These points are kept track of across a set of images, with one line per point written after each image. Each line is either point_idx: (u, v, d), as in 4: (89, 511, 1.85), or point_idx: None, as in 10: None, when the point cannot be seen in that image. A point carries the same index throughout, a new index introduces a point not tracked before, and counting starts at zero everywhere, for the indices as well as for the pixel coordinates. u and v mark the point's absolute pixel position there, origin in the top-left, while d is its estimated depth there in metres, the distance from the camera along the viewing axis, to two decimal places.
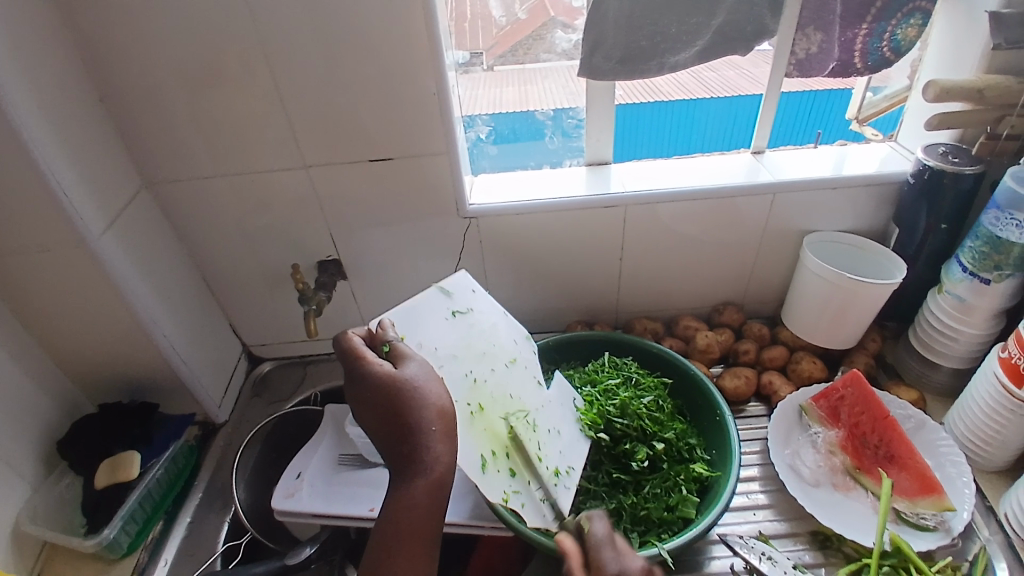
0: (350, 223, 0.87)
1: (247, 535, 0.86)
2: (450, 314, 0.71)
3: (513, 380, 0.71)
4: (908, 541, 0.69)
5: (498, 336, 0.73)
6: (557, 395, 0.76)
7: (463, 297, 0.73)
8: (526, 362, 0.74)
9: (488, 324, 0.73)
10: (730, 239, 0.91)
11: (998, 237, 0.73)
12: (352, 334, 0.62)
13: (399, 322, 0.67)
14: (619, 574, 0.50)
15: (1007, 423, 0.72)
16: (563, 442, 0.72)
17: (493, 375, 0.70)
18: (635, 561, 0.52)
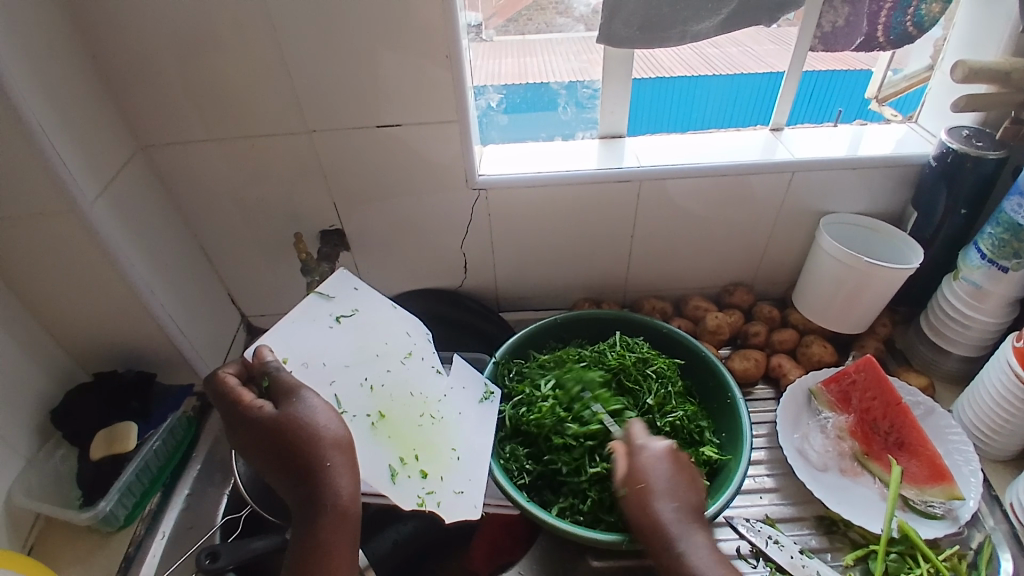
0: (354, 192, 0.84)
1: (247, 508, 0.83)
2: (335, 321, 0.71)
3: (411, 375, 0.72)
4: (916, 528, 0.69)
5: (387, 332, 0.73)
6: (458, 378, 0.76)
7: (347, 299, 0.73)
8: (423, 349, 0.74)
9: (375, 320, 0.73)
10: (744, 219, 0.89)
11: (1019, 224, 0.72)
12: (225, 376, 0.63)
13: (281, 349, 0.66)
14: (646, 462, 0.64)
15: (1018, 412, 0.72)
16: (469, 428, 0.72)
17: (390, 374, 0.70)
18: (663, 446, 0.65)
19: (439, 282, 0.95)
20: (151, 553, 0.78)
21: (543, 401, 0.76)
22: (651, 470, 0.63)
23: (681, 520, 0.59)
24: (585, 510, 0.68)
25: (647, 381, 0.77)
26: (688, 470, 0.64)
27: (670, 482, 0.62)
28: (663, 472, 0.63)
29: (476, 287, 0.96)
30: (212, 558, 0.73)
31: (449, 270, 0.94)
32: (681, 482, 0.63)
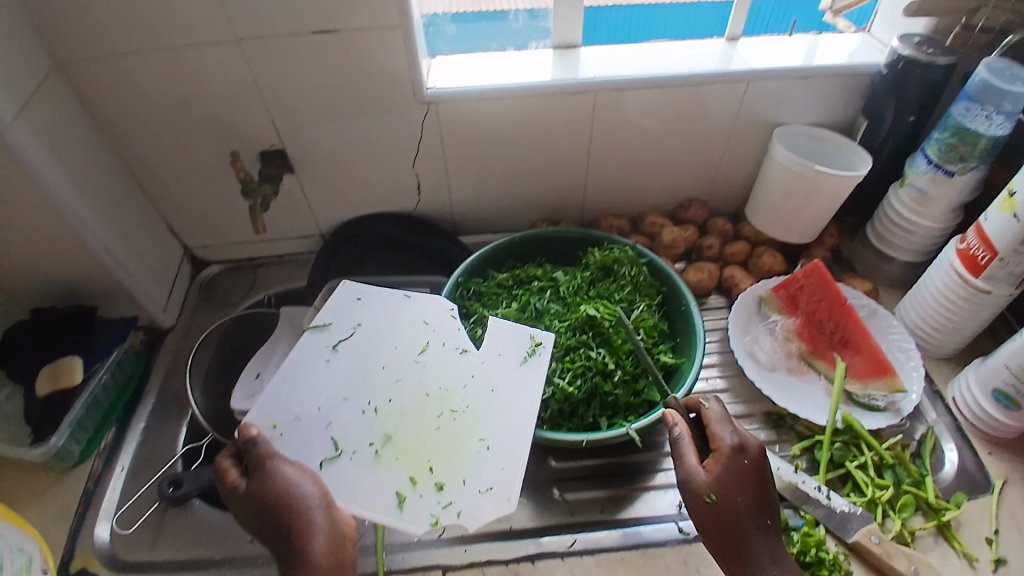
0: (295, 109, 0.79)
1: (207, 436, 0.82)
2: (332, 350, 0.70)
3: (428, 369, 0.69)
4: (860, 419, 0.72)
5: (394, 336, 0.72)
6: (492, 348, 0.71)
7: (349, 312, 0.73)
8: (437, 336, 0.72)
9: (378, 329, 0.72)
10: (702, 131, 0.87)
11: (967, 128, 0.72)
12: (221, 463, 0.59)
13: (268, 413, 0.64)
14: (736, 470, 0.58)
15: (959, 309, 0.75)
16: (503, 401, 0.67)
17: (396, 386, 0.68)
18: (750, 445, 0.60)
19: (390, 206, 0.92)
20: (111, 486, 0.75)
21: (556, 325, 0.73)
22: (741, 481, 0.58)
23: (763, 541, 0.57)
24: (544, 417, 0.69)
25: (630, 297, 0.77)
26: (767, 485, 0.59)
27: (760, 494, 0.58)
28: (754, 485, 0.58)
29: (429, 210, 0.93)
30: (174, 485, 0.74)
31: (399, 194, 0.90)
32: (766, 490, 0.59)
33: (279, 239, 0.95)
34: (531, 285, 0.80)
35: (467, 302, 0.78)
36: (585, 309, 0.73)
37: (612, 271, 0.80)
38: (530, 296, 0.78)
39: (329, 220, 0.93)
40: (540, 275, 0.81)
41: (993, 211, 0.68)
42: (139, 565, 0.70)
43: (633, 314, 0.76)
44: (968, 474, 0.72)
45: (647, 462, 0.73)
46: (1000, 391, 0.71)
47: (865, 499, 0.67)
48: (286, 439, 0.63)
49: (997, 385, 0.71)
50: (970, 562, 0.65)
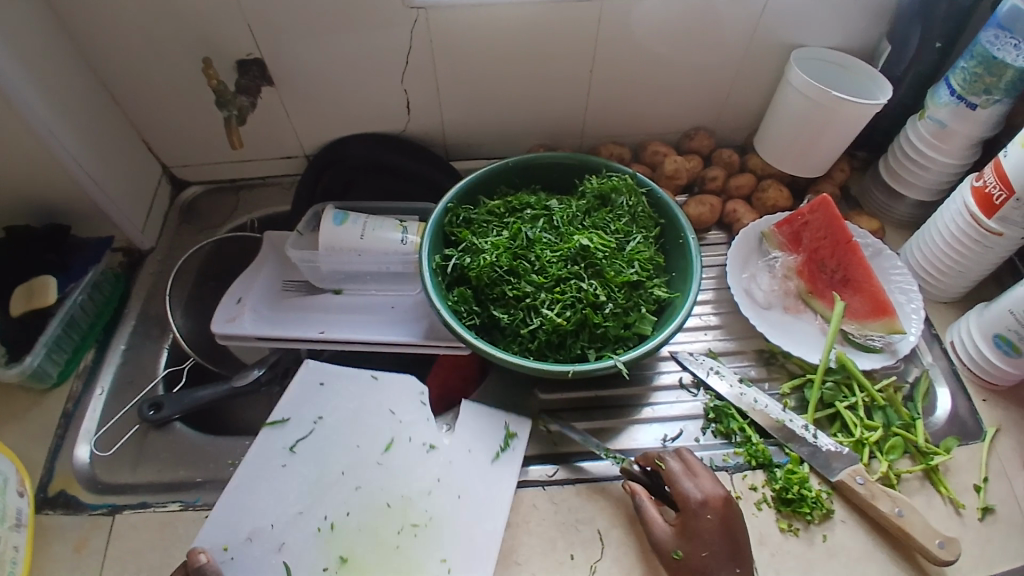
0: (271, 16, 0.71)
1: (190, 360, 0.82)
2: (289, 453, 0.66)
3: (388, 474, 0.65)
4: (853, 359, 0.71)
5: (356, 432, 0.67)
6: (471, 436, 0.68)
7: (309, 407, 0.69)
8: (403, 430, 0.68)
9: (342, 423, 0.68)
10: (716, 53, 0.80)
11: (994, 57, 0.67)
12: None
13: (220, 533, 0.60)
14: (697, 528, 0.57)
15: (968, 251, 0.72)
16: (466, 514, 0.63)
17: (355, 495, 0.64)
18: (714, 493, 0.59)
19: (376, 126, 0.86)
20: (90, 409, 0.74)
21: (547, 253, 0.70)
22: (707, 535, 0.57)
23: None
24: (531, 348, 0.67)
25: (627, 229, 0.74)
26: (737, 530, 0.58)
27: (730, 549, 0.56)
28: (718, 543, 0.57)
29: (420, 131, 0.87)
30: (155, 408, 0.73)
31: (387, 114, 0.84)
32: (739, 544, 0.57)
33: (262, 160, 0.89)
34: (523, 212, 0.75)
35: (456, 229, 0.74)
36: (578, 239, 0.70)
37: (610, 201, 0.76)
38: (521, 224, 0.73)
39: (313, 140, 0.87)
40: (534, 203, 0.76)
41: (1012, 147, 0.64)
42: (118, 487, 0.69)
43: (630, 246, 0.72)
44: (960, 419, 0.71)
45: (634, 396, 0.72)
46: (1002, 336, 0.69)
47: (852, 439, 0.66)
48: (239, 563, 0.59)
49: (1000, 330, 0.69)
50: (955, 508, 0.65)
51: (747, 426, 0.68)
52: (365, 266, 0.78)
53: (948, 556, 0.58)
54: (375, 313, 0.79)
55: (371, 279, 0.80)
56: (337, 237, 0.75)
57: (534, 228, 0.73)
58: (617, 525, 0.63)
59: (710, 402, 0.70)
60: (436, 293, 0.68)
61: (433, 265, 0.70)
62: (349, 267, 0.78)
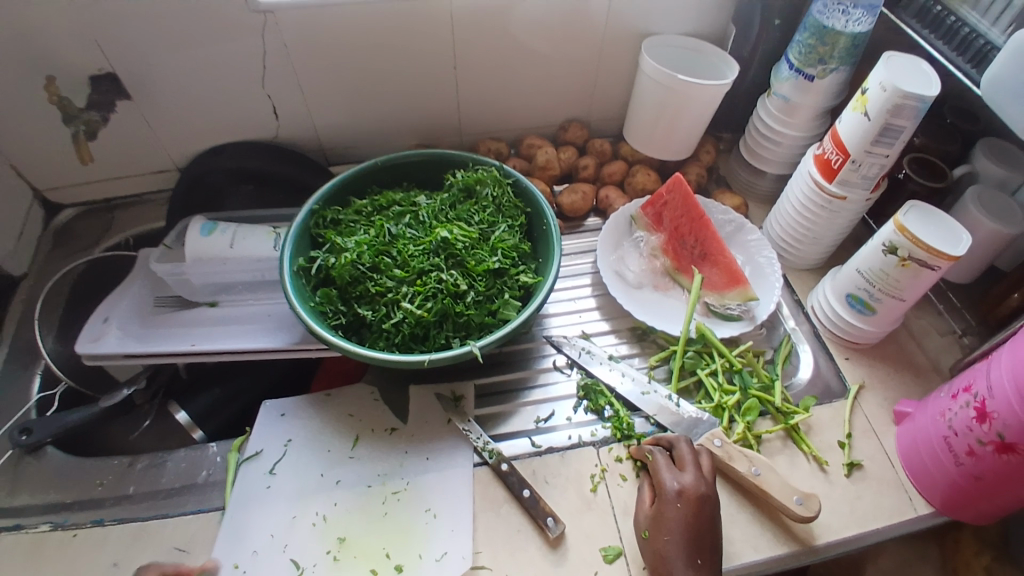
0: (116, 28, 0.70)
1: (62, 385, 0.78)
2: (270, 476, 0.63)
3: (364, 463, 0.64)
4: (714, 329, 0.73)
5: (325, 439, 0.66)
6: (416, 419, 0.68)
7: (271, 434, 0.66)
8: (365, 422, 0.68)
9: (314, 434, 0.66)
10: (574, 43, 0.83)
11: (825, 26, 0.68)
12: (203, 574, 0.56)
13: (227, 555, 0.58)
14: (664, 513, 0.57)
15: (817, 218, 0.74)
16: (440, 473, 0.63)
17: (339, 490, 0.62)
18: (687, 483, 0.58)
19: (246, 135, 0.85)
20: None
21: (410, 248, 0.71)
22: (672, 521, 0.57)
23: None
24: (395, 342, 0.67)
25: (492, 219, 0.75)
26: (702, 522, 0.56)
27: (689, 538, 0.55)
28: (677, 531, 0.56)
29: (292, 136, 0.87)
30: (26, 433, 0.68)
31: (255, 121, 0.84)
32: (701, 539, 0.56)
33: (136, 176, 0.87)
34: (390, 210, 0.76)
35: (322, 231, 0.74)
36: (440, 232, 0.71)
37: (475, 193, 0.77)
38: (386, 221, 0.74)
39: (184, 152, 0.86)
40: (401, 200, 0.77)
41: (846, 114, 0.67)
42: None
43: (495, 235, 0.73)
44: (824, 379, 0.73)
45: (510, 382, 0.72)
46: (853, 296, 0.71)
47: (712, 405, 0.68)
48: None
49: (851, 291, 0.71)
50: (820, 465, 0.66)
51: (615, 400, 0.69)
52: (234, 275, 0.78)
53: (806, 513, 0.59)
54: (247, 322, 0.77)
55: (245, 288, 0.79)
56: (204, 248, 0.75)
57: (399, 224, 0.74)
58: (488, 509, 0.62)
59: (581, 380, 0.71)
60: (298, 296, 0.68)
61: (295, 267, 0.70)
62: (219, 277, 0.78)
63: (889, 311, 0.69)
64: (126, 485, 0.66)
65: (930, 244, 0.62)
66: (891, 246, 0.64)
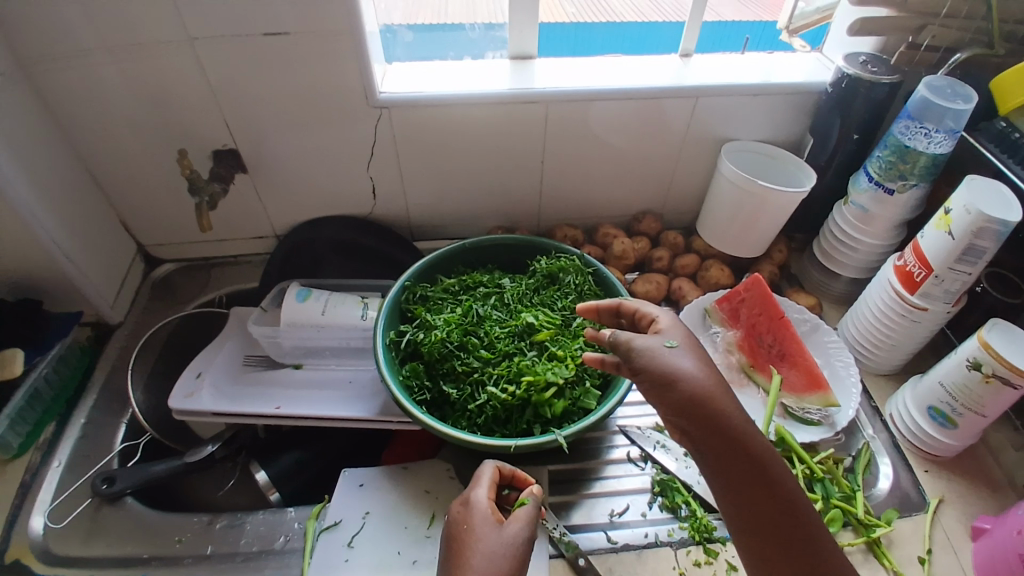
0: (248, 112, 0.78)
1: (146, 436, 0.82)
2: (348, 548, 0.64)
3: (441, 544, 0.65)
4: (793, 432, 0.74)
5: (402, 515, 0.67)
6: None
7: (350, 505, 0.67)
8: (442, 501, 0.68)
9: (391, 509, 0.67)
10: (656, 145, 0.88)
11: (907, 146, 0.72)
12: (478, 482, 0.59)
13: None
14: (667, 339, 0.53)
15: (895, 326, 0.76)
16: None
17: (416, 570, 0.63)
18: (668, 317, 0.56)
19: (342, 210, 0.91)
20: (47, 481, 0.72)
21: (496, 329, 0.74)
22: (653, 340, 0.52)
23: (702, 372, 0.51)
24: (478, 423, 0.69)
25: (574, 306, 0.78)
26: (697, 350, 0.52)
27: (689, 343, 0.53)
28: (689, 355, 0.51)
29: (384, 213, 0.93)
30: (108, 482, 0.72)
31: (353, 198, 0.90)
32: (699, 347, 0.53)
33: (235, 240, 0.94)
34: (476, 290, 0.80)
35: (412, 305, 0.78)
36: (526, 317, 0.74)
37: (558, 279, 0.81)
38: (473, 301, 0.78)
39: (283, 222, 0.92)
40: (487, 281, 0.81)
41: (929, 230, 0.69)
42: (78, 560, 0.67)
43: (576, 322, 0.76)
44: (903, 491, 0.72)
45: (587, 470, 0.74)
46: (935, 408, 0.71)
47: None
48: None
49: (933, 403, 0.71)
50: None
51: (692, 499, 0.70)
52: (324, 341, 0.81)
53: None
54: (329, 387, 0.80)
55: (331, 354, 0.83)
56: (300, 312, 0.79)
57: (484, 305, 0.77)
58: None
59: (656, 475, 0.72)
60: (388, 369, 0.71)
61: (386, 340, 0.74)
62: (309, 342, 0.81)
63: (971, 426, 0.69)
64: (205, 545, 0.68)
65: (1012, 361, 0.61)
66: (974, 361, 0.64)
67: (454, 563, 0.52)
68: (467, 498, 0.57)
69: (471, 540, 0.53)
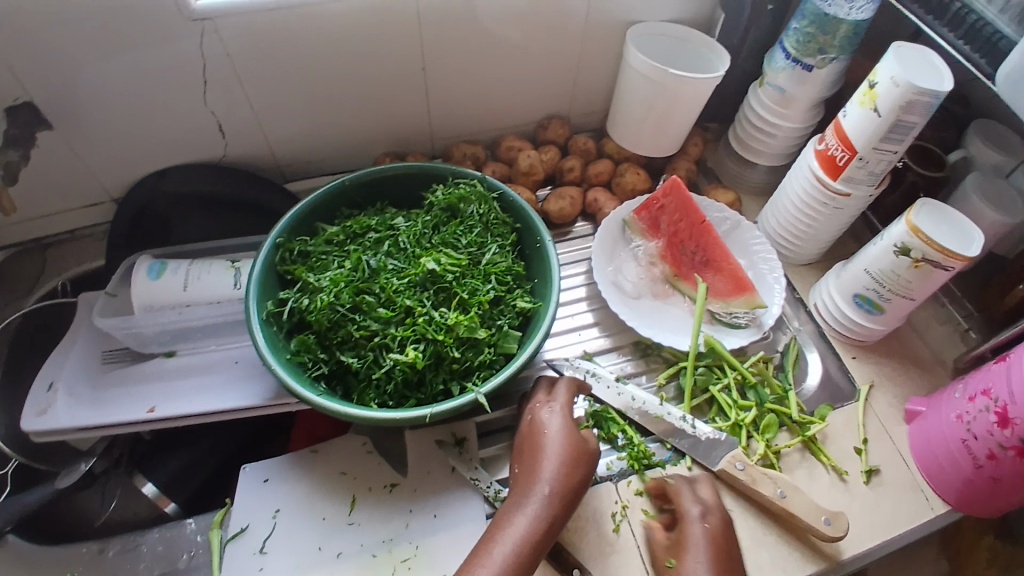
0: (26, 49, 0.60)
1: (13, 462, 0.70)
2: (262, 555, 0.57)
3: (366, 528, 0.59)
4: (722, 340, 0.71)
5: (317, 505, 0.60)
6: (416, 469, 0.62)
7: (257, 506, 0.60)
8: (361, 480, 0.61)
9: (304, 500, 0.60)
10: (553, 35, 0.76)
11: (826, 14, 0.64)
12: (552, 394, 0.61)
13: None
14: (685, 557, 0.55)
15: (818, 216, 0.71)
16: (450, 533, 0.59)
17: (341, 563, 0.57)
18: (710, 509, 0.58)
19: (192, 158, 0.76)
20: None
21: (393, 281, 0.64)
22: (693, 539, 0.56)
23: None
24: (387, 391, 0.61)
25: (482, 241, 0.69)
26: (726, 556, 0.55)
27: (715, 563, 0.54)
28: (708, 563, 0.54)
29: (245, 155, 0.78)
30: None
31: (201, 142, 0.74)
32: (728, 560, 0.55)
33: (66, 212, 0.76)
34: (366, 237, 0.69)
35: (291, 266, 0.67)
36: (427, 262, 0.65)
37: (459, 211, 0.71)
38: (363, 251, 0.67)
39: (121, 182, 0.75)
40: (377, 225, 0.70)
41: (852, 108, 0.62)
42: None
43: (486, 259, 0.68)
44: (834, 382, 0.71)
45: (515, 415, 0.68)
46: (862, 296, 0.69)
47: (729, 424, 0.66)
48: None
49: (859, 291, 0.69)
50: (840, 475, 0.64)
51: (628, 427, 0.66)
52: (193, 322, 0.69)
53: (787, 507, 0.59)
54: (212, 372, 0.69)
55: (205, 334, 0.71)
56: (153, 294, 0.67)
57: (377, 254, 0.67)
58: None
59: (589, 408, 0.67)
60: (272, 347, 0.60)
61: (264, 313, 0.63)
62: (175, 326, 0.69)
63: (897, 310, 0.67)
64: None
65: (944, 244, 0.59)
66: (903, 247, 0.62)
67: (524, 462, 0.57)
68: (545, 406, 0.60)
69: (543, 443, 0.57)
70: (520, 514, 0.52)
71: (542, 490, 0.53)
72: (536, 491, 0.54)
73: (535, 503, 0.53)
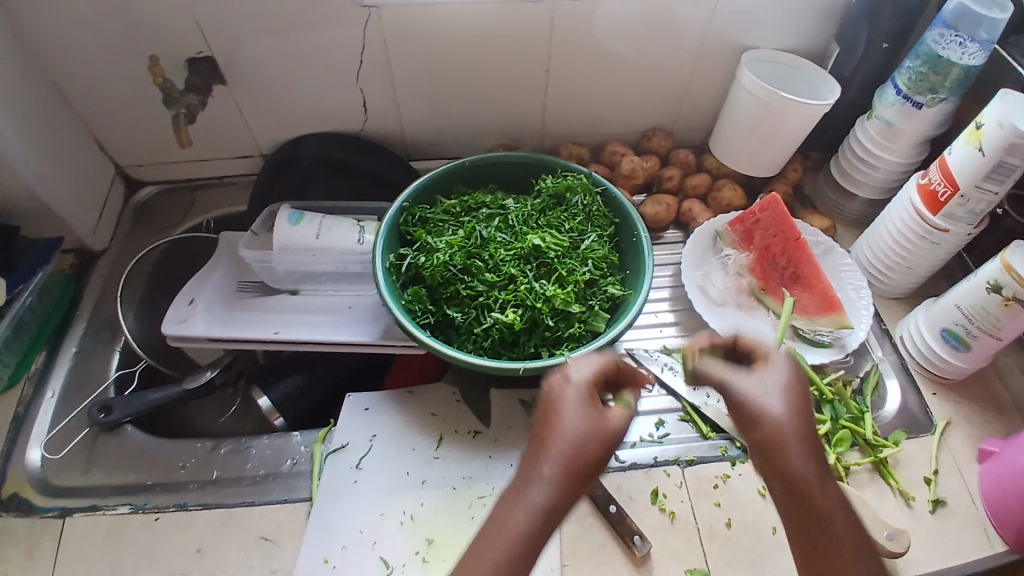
0: (223, 13, 0.70)
1: (142, 363, 0.80)
2: (356, 470, 0.64)
3: (448, 465, 0.64)
4: (804, 354, 0.73)
5: (407, 437, 0.66)
6: (499, 423, 0.67)
7: (357, 430, 0.67)
8: (449, 424, 0.67)
9: (396, 431, 0.67)
10: (671, 53, 0.81)
11: (939, 55, 0.68)
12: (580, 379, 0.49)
13: (317, 549, 0.59)
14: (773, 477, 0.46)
15: (914, 248, 0.73)
16: None
17: (425, 489, 0.63)
18: (782, 385, 0.47)
19: (332, 126, 0.85)
20: (41, 412, 0.71)
21: (501, 252, 0.70)
22: (790, 471, 0.45)
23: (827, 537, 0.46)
24: (484, 345, 0.67)
25: (582, 229, 0.75)
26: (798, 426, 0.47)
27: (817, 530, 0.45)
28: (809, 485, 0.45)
29: (378, 130, 0.87)
30: (105, 411, 0.69)
31: (345, 113, 0.84)
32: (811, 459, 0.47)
33: (219, 158, 0.88)
34: (479, 212, 0.76)
35: (412, 228, 0.74)
36: (533, 239, 0.71)
37: (565, 200, 0.77)
38: (476, 223, 0.74)
39: (270, 139, 0.86)
40: (490, 203, 0.77)
41: (957, 145, 0.65)
42: (70, 489, 0.66)
43: (584, 245, 0.73)
44: (911, 413, 0.72)
45: None
46: (949, 331, 0.70)
47: None
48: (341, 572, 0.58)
49: (947, 325, 0.70)
50: (906, 500, 0.65)
51: (698, 419, 0.69)
52: (319, 265, 0.78)
53: None
54: (329, 313, 0.77)
55: (327, 279, 0.79)
56: (292, 237, 0.75)
57: (488, 227, 0.74)
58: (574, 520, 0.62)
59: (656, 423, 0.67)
60: (390, 292, 0.68)
61: (386, 264, 0.70)
62: (305, 266, 0.78)
63: (984, 348, 0.68)
64: (210, 470, 0.67)
65: None
66: (996, 284, 0.63)
67: (546, 442, 0.46)
68: (568, 375, 0.49)
69: (566, 423, 0.46)
70: (534, 489, 0.44)
71: (560, 451, 0.45)
72: (553, 452, 0.45)
73: (553, 471, 0.44)
